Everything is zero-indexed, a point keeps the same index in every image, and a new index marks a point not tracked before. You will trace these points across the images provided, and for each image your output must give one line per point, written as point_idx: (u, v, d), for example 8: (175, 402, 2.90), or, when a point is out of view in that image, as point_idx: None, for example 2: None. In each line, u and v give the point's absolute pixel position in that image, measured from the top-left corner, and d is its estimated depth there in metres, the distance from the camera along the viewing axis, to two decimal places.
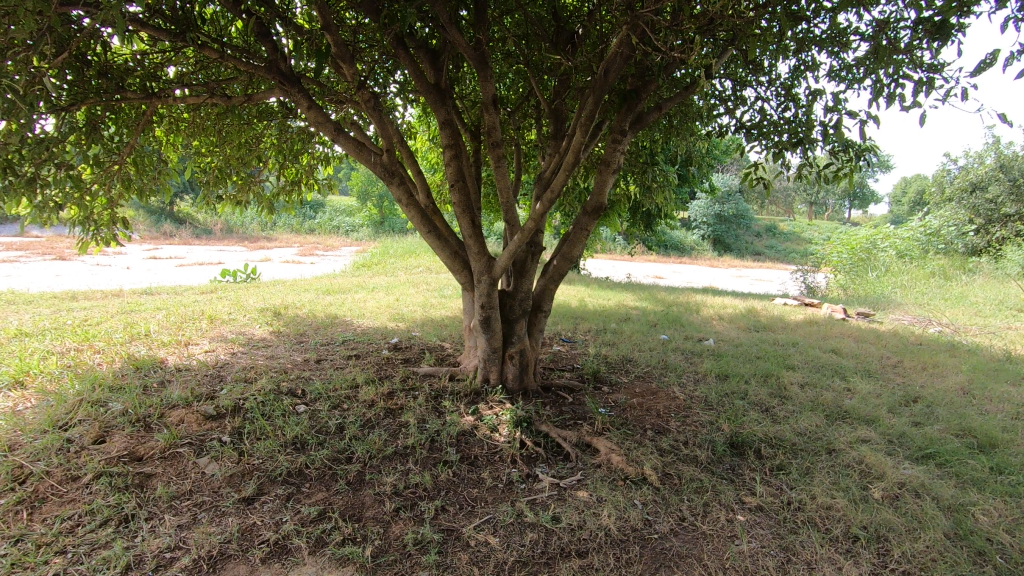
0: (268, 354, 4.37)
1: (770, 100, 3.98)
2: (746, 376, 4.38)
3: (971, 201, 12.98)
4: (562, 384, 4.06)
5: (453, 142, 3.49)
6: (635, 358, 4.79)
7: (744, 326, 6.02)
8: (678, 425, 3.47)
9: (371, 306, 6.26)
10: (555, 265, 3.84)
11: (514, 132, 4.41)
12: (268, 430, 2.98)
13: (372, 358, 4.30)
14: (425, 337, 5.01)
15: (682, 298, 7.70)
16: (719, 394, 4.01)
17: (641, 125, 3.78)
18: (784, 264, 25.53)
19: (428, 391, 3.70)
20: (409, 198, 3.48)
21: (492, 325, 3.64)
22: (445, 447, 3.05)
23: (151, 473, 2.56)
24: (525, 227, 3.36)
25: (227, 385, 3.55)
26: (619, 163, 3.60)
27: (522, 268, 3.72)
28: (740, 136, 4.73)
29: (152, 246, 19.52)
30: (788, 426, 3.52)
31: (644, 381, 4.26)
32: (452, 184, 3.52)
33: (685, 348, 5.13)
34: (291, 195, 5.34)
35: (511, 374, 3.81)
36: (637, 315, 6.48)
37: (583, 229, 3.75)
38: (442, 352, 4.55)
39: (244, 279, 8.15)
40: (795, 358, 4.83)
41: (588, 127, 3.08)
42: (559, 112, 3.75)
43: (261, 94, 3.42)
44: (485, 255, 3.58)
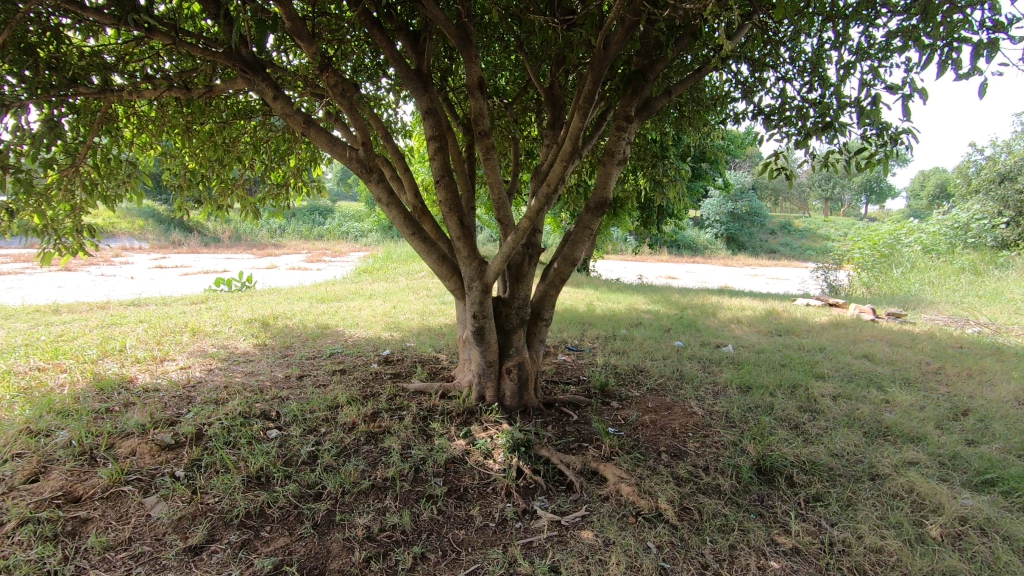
0: (247, 370, 4.04)
1: (793, 80, 3.57)
2: (770, 388, 3.97)
3: (1000, 192, 12.08)
4: (566, 400, 3.68)
5: (437, 134, 3.11)
6: (647, 368, 4.39)
7: (766, 331, 5.58)
8: (697, 447, 3.06)
9: (367, 314, 5.94)
10: (556, 268, 3.46)
11: (510, 124, 4.05)
12: (229, 462, 2.63)
13: (359, 373, 3.94)
14: (419, 349, 4.65)
15: (697, 301, 7.27)
16: (743, 410, 3.60)
17: (649, 112, 3.39)
18: (802, 262, 24.83)
19: (417, 410, 3.34)
20: (389, 196, 3.11)
21: (486, 337, 3.27)
22: (430, 478, 2.68)
23: (87, 518, 2.22)
24: (519, 227, 2.98)
25: (193, 407, 3.22)
26: (624, 154, 3.21)
27: (518, 273, 3.33)
28: (759, 123, 4.31)
29: (159, 255, 19.46)
30: (822, 446, 3.11)
31: (657, 395, 3.86)
32: (438, 180, 3.14)
33: (702, 356, 4.71)
34: (277, 199, 5.02)
35: (508, 392, 3.45)
36: (649, 319, 6.07)
37: (585, 228, 3.36)
38: (435, 366, 4.18)
39: (239, 287, 7.87)
40: (824, 366, 4.39)
41: (587, 112, 2.70)
42: (557, 99, 3.38)
43: (224, 85, 3.10)
44: (475, 258, 3.21)
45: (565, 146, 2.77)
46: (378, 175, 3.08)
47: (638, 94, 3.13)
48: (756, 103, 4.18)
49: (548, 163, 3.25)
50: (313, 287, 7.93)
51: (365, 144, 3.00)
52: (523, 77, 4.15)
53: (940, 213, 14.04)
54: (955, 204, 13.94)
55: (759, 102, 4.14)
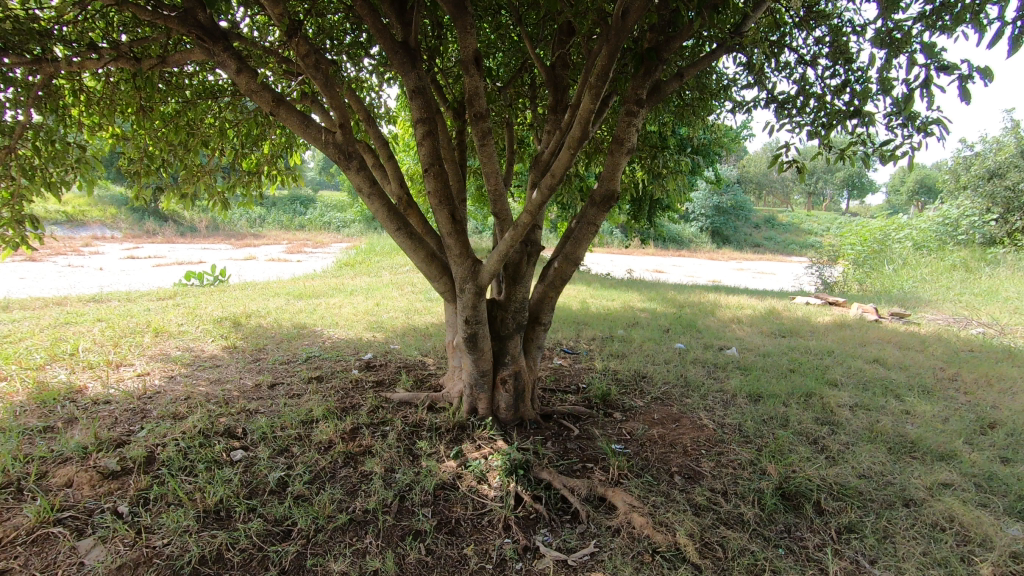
0: (213, 377, 3.66)
1: (815, 64, 3.28)
2: (783, 397, 3.71)
3: (988, 188, 12.05)
4: (565, 412, 3.38)
5: (426, 117, 2.74)
6: (649, 374, 4.10)
7: (769, 332, 5.33)
8: (713, 467, 2.78)
9: (347, 312, 5.56)
10: (556, 268, 3.14)
11: (505, 109, 3.71)
12: (183, 493, 2.27)
13: (337, 381, 3.58)
14: (403, 352, 4.30)
15: (694, 298, 7.01)
16: (757, 423, 3.32)
17: (659, 96, 3.08)
18: (788, 256, 24.85)
19: (401, 426, 3.00)
20: (371, 188, 2.74)
21: (479, 345, 2.95)
22: (417, 509, 2.36)
23: (4, 571, 1.85)
24: (518, 222, 2.64)
25: (148, 424, 2.84)
26: (634, 143, 2.89)
27: (515, 274, 2.99)
28: (771, 111, 4.02)
29: (131, 245, 18.70)
30: (848, 466, 2.84)
31: (663, 405, 3.58)
32: (426, 169, 2.78)
33: (706, 360, 4.44)
34: (250, 188, 4.62)
35: (503, 404, 3.14)
36: (647, 319, 5.78)
37: (590, 224, 3.04)
38: (422, 372, 3.84)
39: (212, 281, 7.42)
40: (837, 373, 4.14)
41: (600, 93, 2.35)
42: (560, 80, 3.03)
43: (177, 57, 2.63)
44: (468, 257, 2.87)
45: (572, 132, 2.43)
46: (360, 162, 2.70)
47: (650, 76, 2.81)
48: (769, 91, 3.89)
49: (550, 153, 2.92)
50: (290, 282, 7.51)
51: (344, 127, 2.61)
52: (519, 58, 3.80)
53: (929, 209, 14.01)
54: (943, 200, 13.91)
55: (774, 88, 3.83)
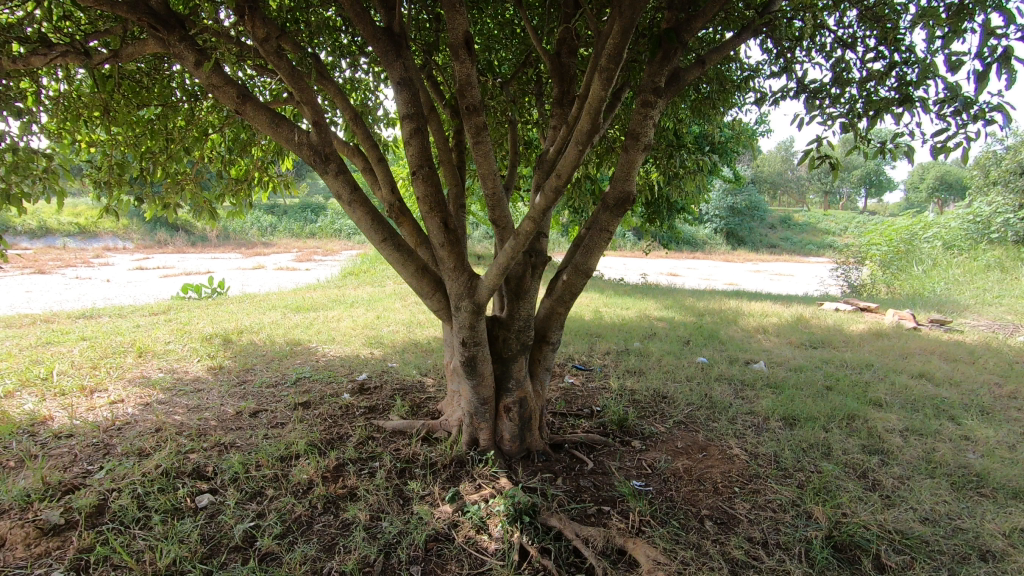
0: (191, 403, 3.35)
1: (856, 46, 2.90)
2: (822, 420, 3.31)
3: (1021, 184, 11.44)
4: (577, 440, 3.02)
5: (414, 112, 2.39)
6: (670, 394, 3.72)
7: (798, 343, 4.92)
8: (749, 511, 2.40)
9: (345, 326, 5.26)
10: (565, 280, 2.78)
11: (508, 105, 3.37)
12: (130, 554, 1.94)
13: (325, 407, 3.26)
14: (401, 372, 3.97)
15: (714, 305, 6.61)
16: (796, 453, 2.92)
17: (677, 88, 2.73)
18: (806, 257, 24.23)
19: (393, 462, 2.66)
20: (353, 193, 2.40)
21: (479, 369, 2.61)
22: (403, 569, 2.01)
23: None
24: (518, 231, 2.28)
25: (108, 462, 2.53)
26: (651, 139, 2.53)
27: (518, 289, 2.64)
28: (802, 101, 3.64)
29: (141, 256, 18.67)
30: (908, 507, 2.45)
31: (687, 431, 3.20)
32: (415, 171, 2.44)
33: (732, 377, 4.05)
34: (238, 197, 4.34)
35: (507, 435, 2.80)
36: (665, 330, 5.39)
37: (602, 230, 2.67)
38: (419, 396, 3.50)
39: (211, 293, 7.16)
40: (880, 392, 3.73)
41: (612, 77, 1.97)
42: (566, 69, 2.69)
43: (131, 49, 2.33)
44: (464, 271, 2.52)
45: (580, 124, 2.07)
46: (340, 165, 2.37)
47: (667, 63, 2.46)
48: (798, 79, 3.52)
49: (555, 150, 2.56)
50: (291, 293, 7.23)
51: (319, 125, 2.28)
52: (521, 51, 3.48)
53: (956, 207, 13.43)
54: (972, 197, 13.34)
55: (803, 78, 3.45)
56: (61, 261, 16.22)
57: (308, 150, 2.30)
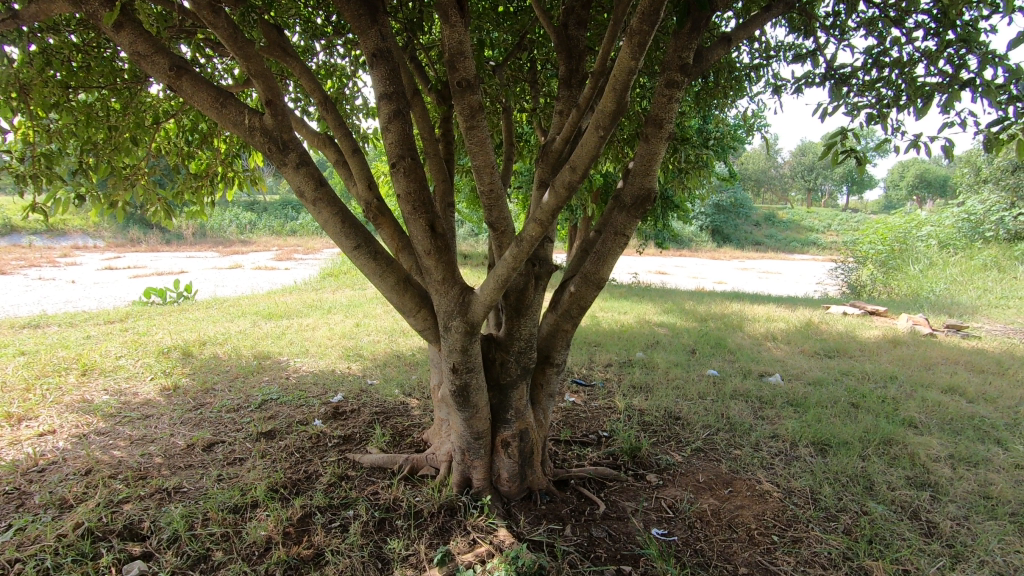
0: (136, 434, 2.88)
1: (907, 21, 2.52)
2: (856, 445, 2.96)
3: (1015, 182, 11.29)
4: (585, 476, 2.62)
5: (394, 90, 1.96)
6: (683, 415, 3.34)
7: (812, 352, 4.58)
8: (796, 569, 2.02)
9: (321, 336, 4.80)
10: (572, 292, 2.38)
11: (502, 88, 2.94)
12: None
13: (293, 438, 2.82)
14: (381, 391, 3.53)
15: (716, 309, 6.25)
16: (835, 489, 2.56)
17: (704, 67, 2.33)
18: (793, 255, 24.17)
19: (370, 511, 2.23)
20: (318, 189, 1.94)
21: (472, 398, 2.20)
22: None
23: None
24: (522, 236, 1.86)
25: (18, 519, 2.07)
26: (676, 126, 2.13)
27: (518, 304, 2.22)
28: (832, 88, 3.27)
29: (111, 254, 17.87)
30: (977, 559, 2.09)
31: (708, 461, 2.82)
32: (395, 163, 2.00)
33: (749, 393, 3.67)
34: (198, 194, 3.86)
35: (505, 473, 2.39)
36: (668, 338, 5.02)
37: (616, 233, 2.27)
38: (402, 422, 3.06)
39: (176, 297, 6.63)
40: (912, 410, 3.38)
41: (645, 42, 1.56)
42: (574, 44, 2.28)
43: (35, 8, 1.85)
44: (455, 283, 2.10)
45: (602, 103, 1.66)
46: (302, 153, 1.92)
47: (694, 37, 2.08)
48: (825, 63, 3.15)
49: (563, 139, 2.14)
50: (265, 297, 6.73)
51: (273, 103, 1.83)
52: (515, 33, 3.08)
53: (947, 206, 13.34)
54: (962, 195, 13.24)
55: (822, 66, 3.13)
56: (24, 260, 15.42)
57: (261, 134, 1.85)
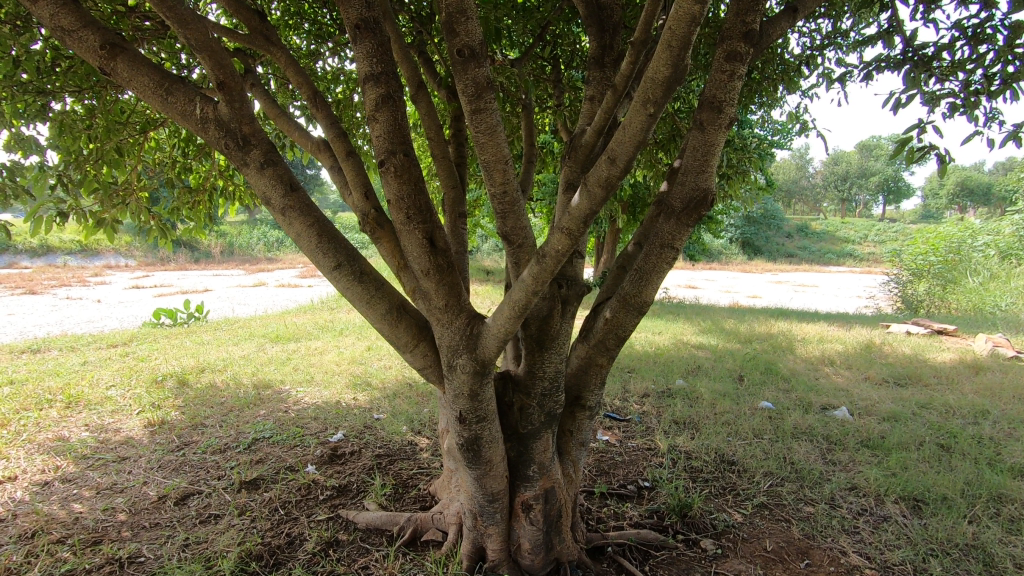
0: (105, 482, 2.52)
1: None
2: (960, 503, 2.41)
3: None
4: (626, 542, 2.14)
5: (381, 70, 1.56)
6: (738, 459, 2.83)
7: (879, 380, 4.01)
8: None
9: (329, 361, 4.43)
10: (607, 319, 1.94)
11: (521, 79, 2.53)
12: None
13: (280, 489, 2.42)
14: (387, 428, 3.12)
15: (760, 329, 5.70)
16: (944, 565, 2.03)
17: (768, 40, 1.89)
18: (829, 267, 23.15)
19: None
20: (288, 194, 1.55)
21: (485, 453, 1.77)
22: None
23: None
24: (546, 250, 1.42)
25: None
26: (737, 110, 1.69)
27: (542, 335, 1.78)
28: (910, 71, 2.76)
29: (140, 273, 18.09)
30: None
31: (776, 522, 2.32)
32: (383, 160, 1.58)
33: (813, 431, 3.15)
34: (195, 209, 3.56)
35: (527, 542, 1.93)
36: (710, 362, 4.49)
37: (662, 245, 1.82)
38: (407, 468, 2.63)
39: (187, 318, 6.37)
40: (1018, 455, 2.81)
41: None
42: (607, 14, 1.86)
43: None
44: (461, 310, 1.67)
45: (651, 68, 1.21)
46: (268, 151, 1.54)
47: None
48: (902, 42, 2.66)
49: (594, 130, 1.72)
50: (277, 317, 6.43)
51: (227, 87, 1.45)
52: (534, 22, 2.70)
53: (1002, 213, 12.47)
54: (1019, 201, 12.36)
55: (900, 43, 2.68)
56: (56, 280, 15.63)
57: (215, 128, 1.48)
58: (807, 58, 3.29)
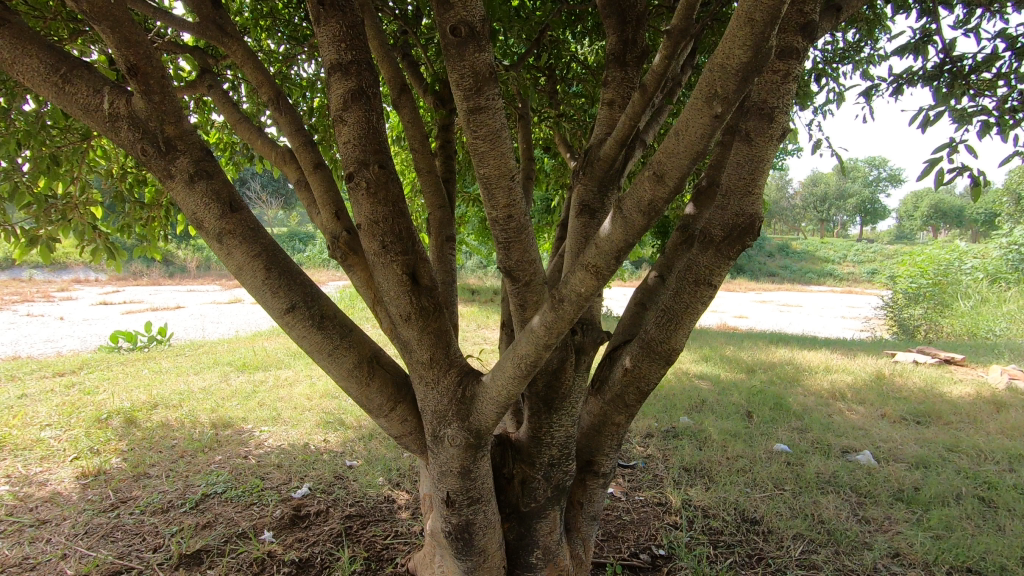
0: (15, 557, 2.09)
1: None
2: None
3: None
4: None
5: (351, 59, 1.22)
6: (761, 518, 2.49)
7: (898, 417, 3.72)
8: None
9: (300, 394, 4.02)
10: (628, 370, 1.60)
11: (520, 86, 2.22)
12: None
13: (229, 566, 2.01)
14: (361, 479, 2.72)
15: (761, 357, 5.41)
16: None
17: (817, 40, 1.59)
18: (813, 287, 23.19)
19: None
20: (226, 215, 1.19)
21: (478, 542, 1.41)
22: None
23: None
24: (567, 295, 1.09)
25: None
26: (790, 120, 1.38)
27: (550, 393, 1.43)
28: (944, 84, 2.51)
29: (109, 288, 17.31)
30: None
31: None
32: (350, 172, 1.23)
33: (839, 481, 2.83)
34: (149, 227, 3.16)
35: None
36: (714, 396, 4.16)
37: (697, 282, 1.49)
38: (383, 535, 2.24)
39: (147, 341, 5.88)
40: None
41: None
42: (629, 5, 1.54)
43: None
44: (451, 365, 1.31)
45: (718, 52, 0.89)
46: (201, 159, 1.18)
47: None
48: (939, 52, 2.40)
49: (614, 142, 1.40)
50: (247, 341, 5.97)
51: (142, 74, 1.08)
52: (531, 25, 2.39)
53: None
54: (1002, 222, 12.44)
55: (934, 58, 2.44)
56: (18, 294, 14.85)
57: (128, 127, 1.12)
58: (820, 72, 3.05)
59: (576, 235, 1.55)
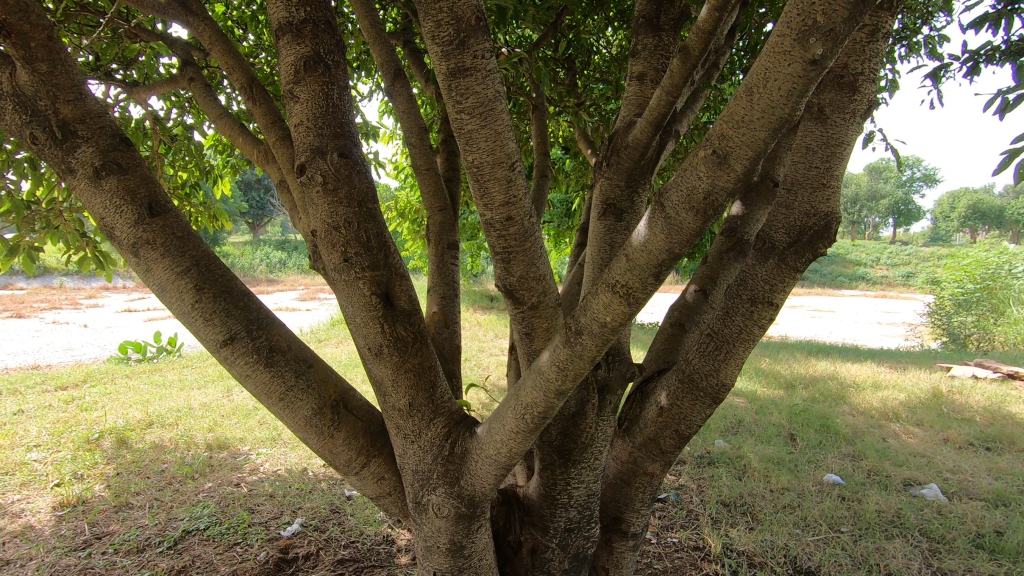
0: None
1: None
2: None
3: None
4: None
5: (303, 18, 0.94)
6: (819, 569, 2.13)
7: (965, 443, 3.30)
8: None
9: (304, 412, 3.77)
10: (664, 408, 1.29)
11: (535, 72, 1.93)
12: None
13: None
14: (359, 514, 2.44)
15: (801, 370, 4.99)
16: None
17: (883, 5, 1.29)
18: (846, 291, 22.32)
19: None
20: (143, 220, 0.92)
21: None
22: None
23: None
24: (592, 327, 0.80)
25: None
26: (875, 91, 1.07)
27: (566, 442, 1.13)
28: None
29: (134, 295, 17.50)
30: None
31: None
32: (302, 164, 0.95)
33: (905, 523, 2.45)
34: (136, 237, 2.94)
35: None
36: (752, 415, 3.78)
37: (753, 299, 1.17)
38: None
39: (156, 352, 5.72)
40: None
41: None
42: None
43: None
44: (439, 412, 1.01)
45: None
46: (108, 148, 0.92)
47: None
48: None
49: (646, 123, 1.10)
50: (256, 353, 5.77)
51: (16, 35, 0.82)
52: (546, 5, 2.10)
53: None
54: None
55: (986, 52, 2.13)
56: (46, 302, 15.08)
57: (11, 107, 0.86)
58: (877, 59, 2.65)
59: (599, 242, 1.25)
